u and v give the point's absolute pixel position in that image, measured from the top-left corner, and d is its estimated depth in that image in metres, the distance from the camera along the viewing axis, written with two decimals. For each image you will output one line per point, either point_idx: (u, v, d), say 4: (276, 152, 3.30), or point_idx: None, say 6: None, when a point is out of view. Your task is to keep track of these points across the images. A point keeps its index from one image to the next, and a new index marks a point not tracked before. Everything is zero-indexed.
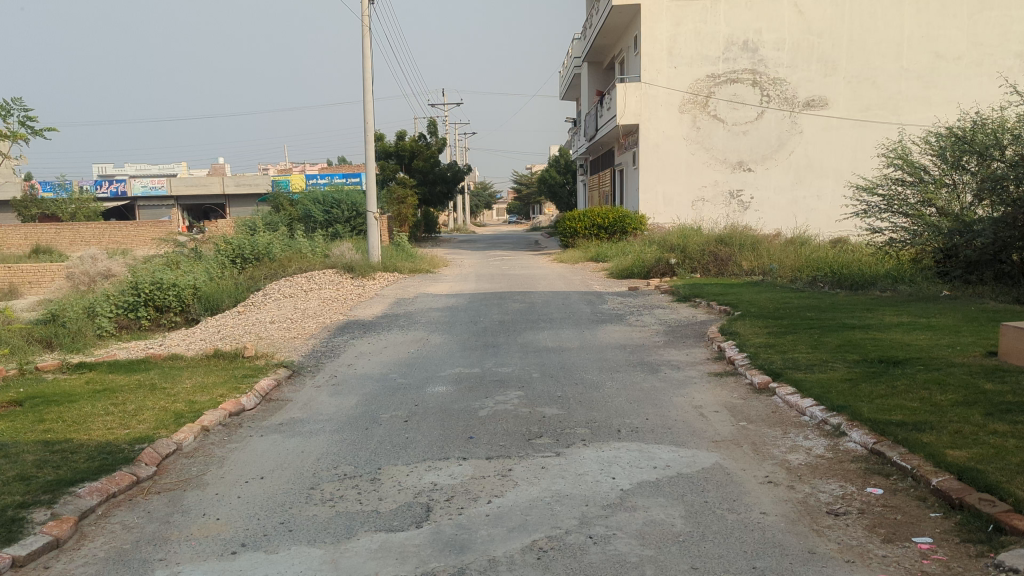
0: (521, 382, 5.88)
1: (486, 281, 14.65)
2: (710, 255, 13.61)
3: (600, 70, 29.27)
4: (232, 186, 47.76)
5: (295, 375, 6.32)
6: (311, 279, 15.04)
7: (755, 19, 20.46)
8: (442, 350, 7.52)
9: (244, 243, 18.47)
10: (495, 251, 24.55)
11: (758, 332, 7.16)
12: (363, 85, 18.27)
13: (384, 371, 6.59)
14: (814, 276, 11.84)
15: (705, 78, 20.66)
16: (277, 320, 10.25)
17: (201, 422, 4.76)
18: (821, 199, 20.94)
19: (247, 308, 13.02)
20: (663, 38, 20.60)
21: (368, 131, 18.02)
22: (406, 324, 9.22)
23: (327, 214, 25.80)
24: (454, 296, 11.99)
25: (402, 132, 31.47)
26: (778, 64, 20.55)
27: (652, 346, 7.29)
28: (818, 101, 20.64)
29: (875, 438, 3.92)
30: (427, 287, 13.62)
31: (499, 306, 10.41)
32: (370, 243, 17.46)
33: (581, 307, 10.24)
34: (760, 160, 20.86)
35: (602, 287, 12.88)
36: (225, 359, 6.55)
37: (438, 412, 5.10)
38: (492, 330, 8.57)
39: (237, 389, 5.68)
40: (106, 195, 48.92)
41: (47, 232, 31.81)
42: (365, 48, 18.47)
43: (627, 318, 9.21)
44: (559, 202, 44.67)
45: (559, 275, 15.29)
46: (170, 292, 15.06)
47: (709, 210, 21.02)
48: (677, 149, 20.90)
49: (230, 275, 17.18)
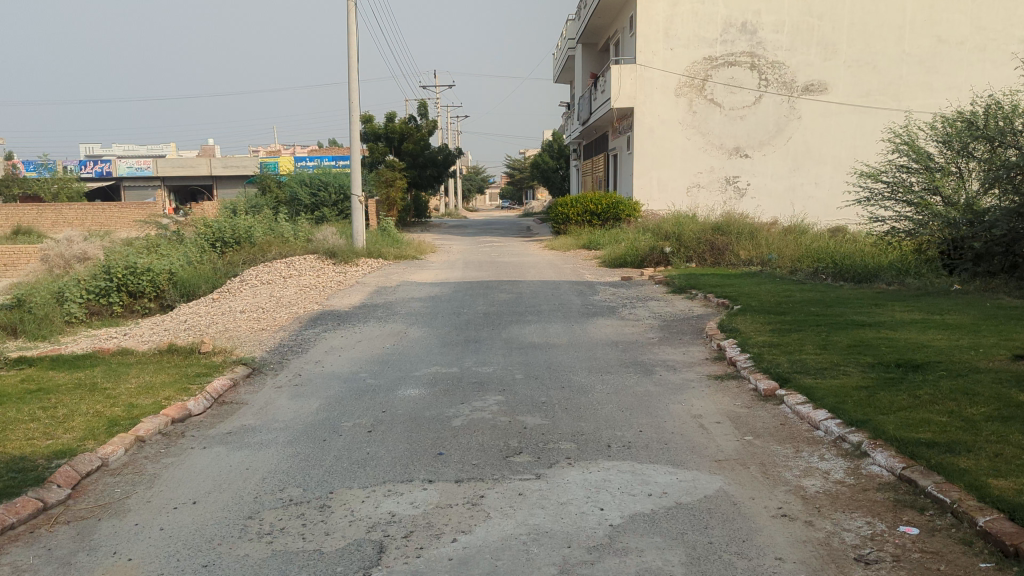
0: (502, 385, 5.34)
1: (474, 268, 14.11)
2: (706, 244, 13.08)
3: (594, 52, 28.61)
4: (221, 168, 47.02)
5: (255, 374, 5.77)
6: (291, 265, 14.47)
7: (754, 0, 19.83)
8: (420, 345, 6.98)
9: (224, 226, 17.84)
10: (485, 237, 23.98)
11: (761, 329, 6.64)
12: (348, 64, 17.62)
13: (353, 370, 6.05)
14: (814, 267, 11.31)
15: (702, 61, 20.06)
16: (249, 310, 9.69)
17: (136, 431, 4.22)
18: (818, 186, 20.42)
19: (222, 295, 12.46)
20: (658, 19, 19.97)
21: (353, 112, 17.40)
22: (384, 315, 8.67)
23: (313, 197, 25.18)
24: (439, 284, 11.46)
25: (391, 114, 30.79)
26: (777, 47, 19.95)
27: (647, 343, 6.75)
28: (817, 85, 20.07)
29: (904, 463, 3.39)
30: (411, 275, 13.08)
31: (484, 297, 9.87)
32: (355, 227, 16.87)
33: (571, 298, 9.70)
34: (757, 146, 20.31)
35: (593, 276, 12.36)
36: (179, 356, 5.99)
37: (406, 421, 4.55)
38: (475, 323, 8.02)
39: (186, 391, 5.13)
40: (92, 175, 48.13)
41: (28, 213, 31.07)
42: (350, 25, 17.81)
43: (619, 311, 8.67)
44: (552, 187, 44.09)
45: (550, 263, 14.75)
46: (145, 277, 14.46)
47: (704, 197, 20.48)
48: (672, 134, 20.32)
49: (209, 259, 16.57)
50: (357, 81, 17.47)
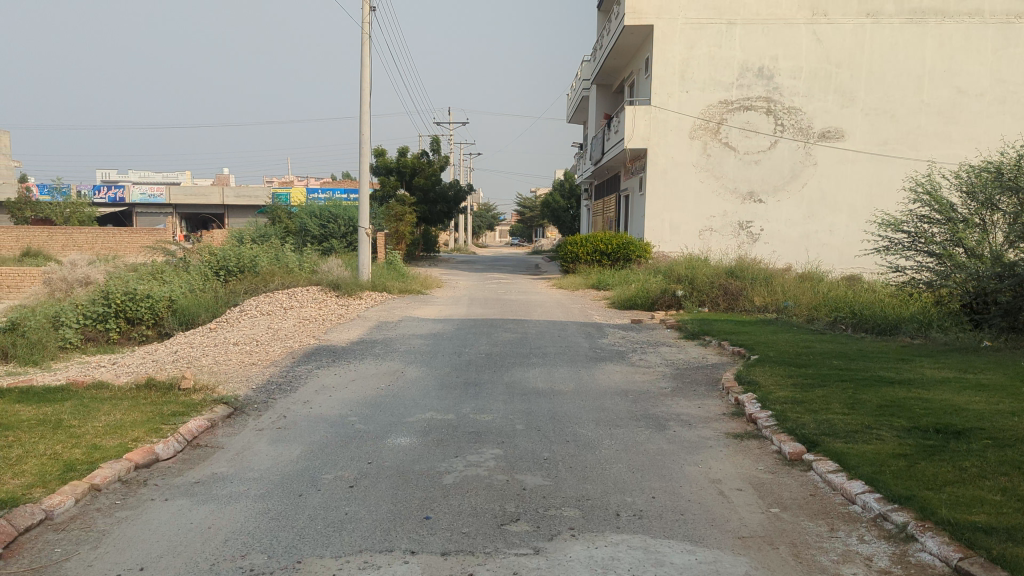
0: (502, 436, 4.90)
1: (479, 306, 13.72)
2: (719, 289, 12.64)
3: (608, 93, 28.48)
4: (233, 197, 47.06)
5: (236, 415, 5.34)
6: (293, 296, 14.11)
7: (772, 45, 19.62)
8: (416, 387, 6.54)
9: (229, 254, 17.52)
10: (493, 274, 23.62)
11: (782, 383, 6.18)
12: (360, 96, 17.43)
13: (342, 413, 5.61)
14: (831, 316, 10.85)
15: (718, 104, 19.82)
16: (243, 342, 9.27)
17: (92, 479, 3.80)
18: (833, 233, 20.00)
19: (219, 325, 12.08)
20: (675, 61, 19.77)
21: (364, 144, 17.17)
22: (382, 352, 8.25)
23: (322, 228, 24.90)
24: (442, 321, 11.06)
25: (404, 148, 30.69)
26: (794, 92, 19.70)
27: (659, 394, 6.29)
28: (834, 132, 19.76)
29: (960, 552, 2.94)
30: (414, 310, 12.70)
31: (488, 336, 9.44)
32: (361, 260, 16.52)
33: (578, 341, 9.25)
34: (771, 192, 19.96)
35: (602, 317, 11.94)
36: (157, 393, 5.56)
37: (393, 476, 4.11)
38: (476, 365, 7.59)
39: (157, 432, 4.71)
40: (104, 200, 48.19)
41: (37, 236, 30.91)
42: (364, 57, 17.64)
43: (629, 357, 8.21)
44: (562, 226, 43.82)
45: (558, 303, 14.33)
46: (144, 304, 14.04)
47: (717, 241, 20.12)
48: (686, 176, 20.02)
49: (211, 287, 16.22)
50: (369, 113, 17.26)
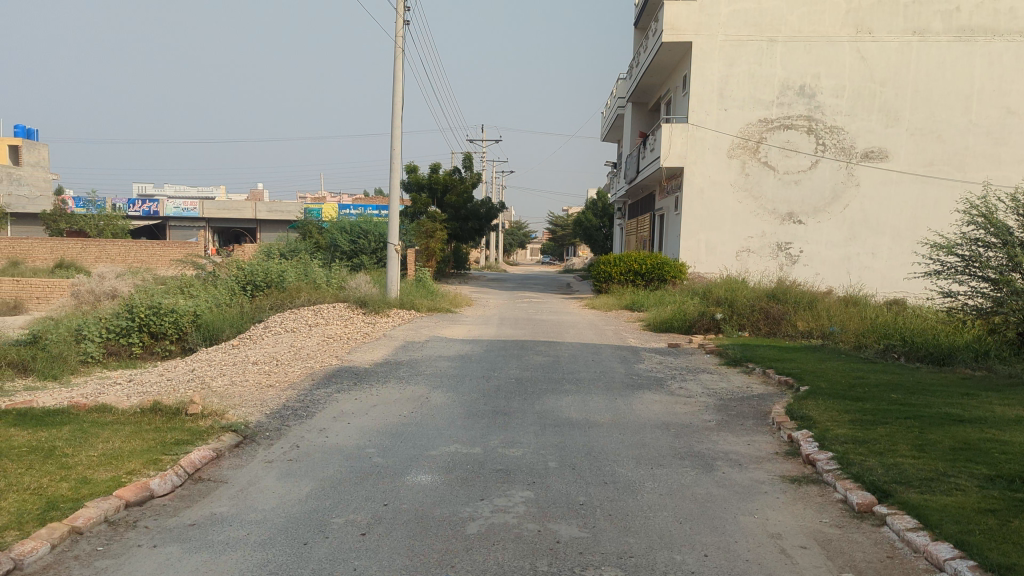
0: (534, 476, 4.44)
1: (509, 326, 13.29)
2: (761, 313, 12.06)
3: (644, 111, 28.05)
4: (265, 212, 47.31)
5: (245, 444, 4.94)
6: (319, 313, 13.79)
7: (814, 63, 19.08)
8: (441, 415, 6.10)
9: (257, 269, 17.23)
10: (524, 293, 23.21)
11: (838, 419, 5.64)
12: (392, 110, 17.17)
13: (359, 444, 5.18)
14: (879, 344, 10.24)
15: (757, 123, 19.30)
16: (264, 361, 8.91)
17: (73, 521, 3.42)
18: (876, 257, 19.29)
19: (241, 342, 11.78)
20: (713, 79, 19.30)
21: (395, 159, 16.88)
22: (407, 375, 7.83)
23: (353, 244, 24.64)
24: (470, 342, 10.64)
25: (436, 164, 30.48)
26: (836, 111, 19.12)
27: (703, 428, 5.78)
28: (877, 152, 19.11)
29: None
30: (442, 329, 12.30)
31: (519, 359, 8.98)
32: (389, 276, 16.18)
33: (614, 366, 8.76)
34: (812, 213, 19.33)
35: (637, 341, 11.44)
36: (162, 418, 5.19)
37: (410, 522, 3.67)
38: (505, 390, 7.14)
39: (157, 463, 4.33)
40: (139, 213, 48.51)
41: (71, 248, 30.97)
42: (397, 72, 17.39)
43: (669, 385, 7.70)
44: (594, 245, 43.29)
45: (591, 324, 13.84)
46: (168, 318, 13.86)
47: (754, 262, 19.53)
48: (723, 196, 19.48)
49: (237, 303, 15.98)
50: (401, 129, 16.98)
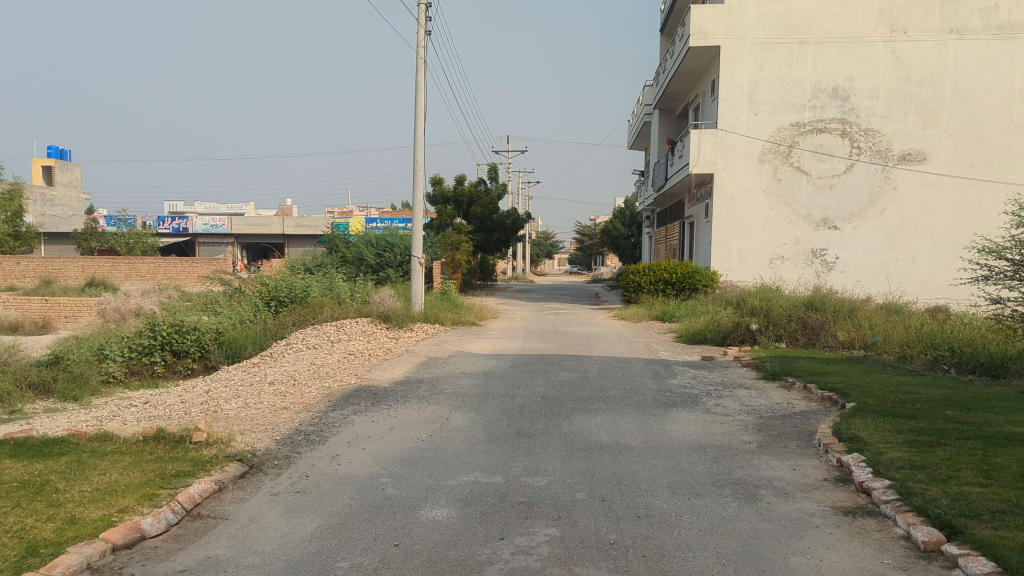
0: (559, 509, 4.06)
1: (536, 339, 12.93)
2: (798, 322, 11.57)
3: (672, 118, 27.62)
4: (292, 226, 47.47)
5: (250, 475, 4.61)
6: (342, 328, 13.53)
7: (847, 65, 18.55)
8: (461, 439, 5.75)
9: (280, 285, 17.03)
10: (551, 304, 22.83)
11: (892, 441, 5.20)
12: (415, 122, 16.92)
13: (373, 472, 4.83)
14: (926, 355, 9.73)
15: (789, 127, 18.81)
16: (282, 380, 8.62)
17: (49, 570, 3.10)
18: (915, 262, 18.67)
19: (263, 359, 11.54)
20: (743, 83, 18.86)
21: (418, 171, 16.63)
22: (428, 394, 7.50)
23: (378, 257, 24.45)
24: (496, 357, 10.29)
25: (461, 176, 30.26)
26: (871, 114, 18.56)
27: (743, 451, 5.36)
28: (915, 154, 18.50)
29: None
30: (467, 344, 11.98)
31: (545, 375, 8.62)
32: (414, 290, 15.90)
33: (645, 382, 8.35)
34: (847, 218, 18.77)
35: (669, 353, 11.03)
36: (163, 447, 4.87)
37: (421, 567, 3.30)
38: (531, 409, 6.77)
39: (152, 499, 4.01)
40: (168, 230, 48.90)
41: (101, 266, 31.12)
42: (419, 83, 17.15)
43: (704, 402, 7.28)
44: (623, 254, 42.81)
45: (621, 336, 13.43)
46: (190, 336, 13.68)
47: (788, 270, 19.01)
48: (755, 203, 19.00)
49: (261, 319, 15.78)
50: (423, 140, 16.73)
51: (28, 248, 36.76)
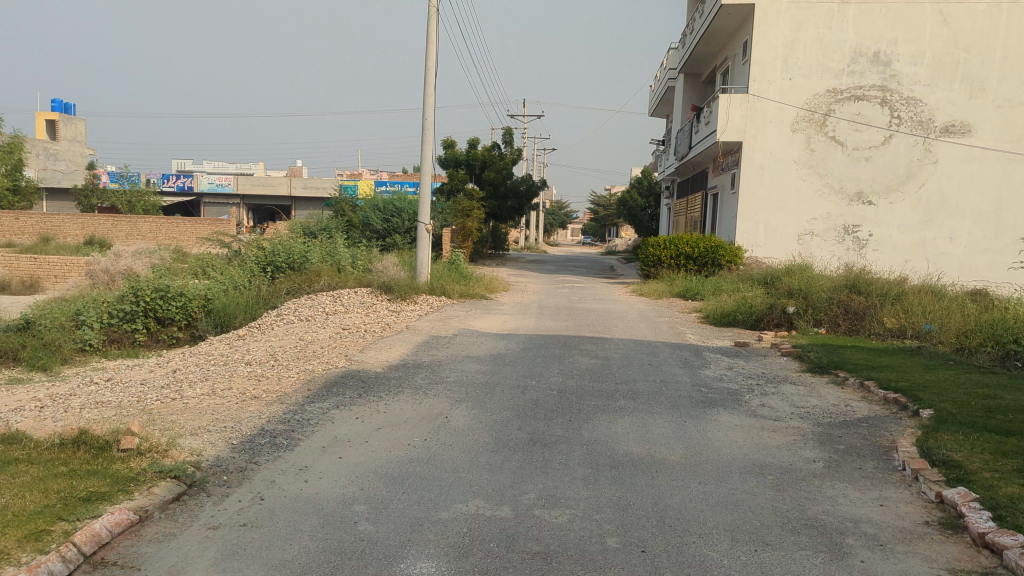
0: (587, 570, 3.00)
1: (551, 316, 11.89)
2: (840, 307, 10.47)
3: (697, 83, 26.29)
4: (300, 189, 46.79)
5: (187, 501, 3.55)
6: (339, 299, 12.52)
7: (891, 27, 17.21)
8: (459, 447, 4.68)
9: (278, 250, 15.99)
10: (565, 277, 21.75)
11: (1003, 468, 4.09)
12: (424, 77, 15.77)
13: (345, 496, 3.76)
14: (988, 347, 8.62)
15: (825, 93, 17.54)
16: (263, 359, 7.59)
17: None
18: (954, 242, 17.49)
19: (250, 334, 10.54)
20: (778, 45, 17.57)
21: (427, 131, 15.48)
22: (425, 382, 6.46)
23: (386, 223, 23.40)
24: (506, 337, 9.25)
25: (474, 140, 29.03)
26: (914, 81, 17.25)
27: (810, 475, 4.27)
28: (959, 126, 17.22)
29: None
30: (474, 321, 10.96)
31: (561, 361, 7.57)
32: (420, 258, 14.83)
33: (676, 372, 7.27)
34: (883, 192, 17.53)
35: (698, 338, 9.98)
36: (80, 457, 3.82)
37: None
38: (546, 407, 5.74)
39: (39, 539, 2.97)
40: (173, 189, 47.94)
41: (101, 224, 30.21)
42: (430, 36, 15.92)
43: (746, 401, 6.20)
44: (638, 226, 41.62)
45: (641, 315, 12.38)
46: (176, 303, 12.72)
47: (818, 246, 17.87)
48: (785, 174, 17.79)
49: (255, 285, 14.78)
50: (433, 98, 15.58)
51: (28, 203, 35.89)
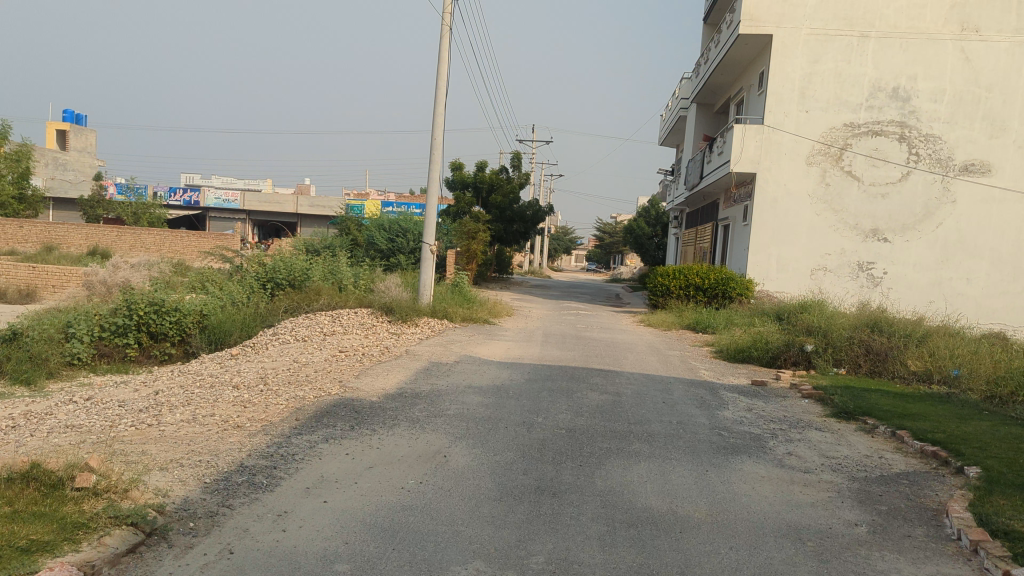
0: None
1: (557, 345, 11.42)
2: (861, 347, 9.97)
3: (710, 113, 25.99)
4: (307, 207, 46.89)
5: (142, 553, 3.07)
6: (338, 320, 12.06)
7: (911, 63, 16.87)
8: (458, 494, 4.19)
9: (279, 266, 15.56)
10: (570, 304, 21.30)
11: None
12: (435, 96, 15.44)
13: (327, 551, 3.27)
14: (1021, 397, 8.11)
15: (842, 127, 17.16)
16: (252, 382, 7.11)
17: None
18: (971, 283, 17.01)
19: (243, 354, 10.07)
20: (795, 77, 17.23)
21: (435, 151, 15.10)
22: (423, 415, 5.98)
23: (390, 243, 23.00)
24: (510, 367, 8.77)
25: (483, 162, 28.70)
26: (934, 118, 16.87)
27: (855, 544, 3.77)
28: (978, 165, 16.80)
29: None
30: (477, 347, 10.49)
31: (568, 396, 7.07)
32: (423, 280, 14.39)
33: (692, 413, 6.78)
34: (900, 229, 17.08)
35: (711, 374, 9.49)
36: (26, 496, 3.34)
37: None
38: (554, 449, 5.25)
39: None
40: (179, 202, 47.68)
41: (105, 234, 29.84)
42: (442, 54, 15.59)
43: (771, 449, 5.70)
44: (645, 255, 41.19)
45: (651, 348, 11.91)
46: (170, 317, 12.28)
47: (831, 282, 17.40)
48: (799, 207, 17.37)
49: (253, 302, 14.34)
50: (443, 118, 15.23)
51: (33, 211, 35.61)
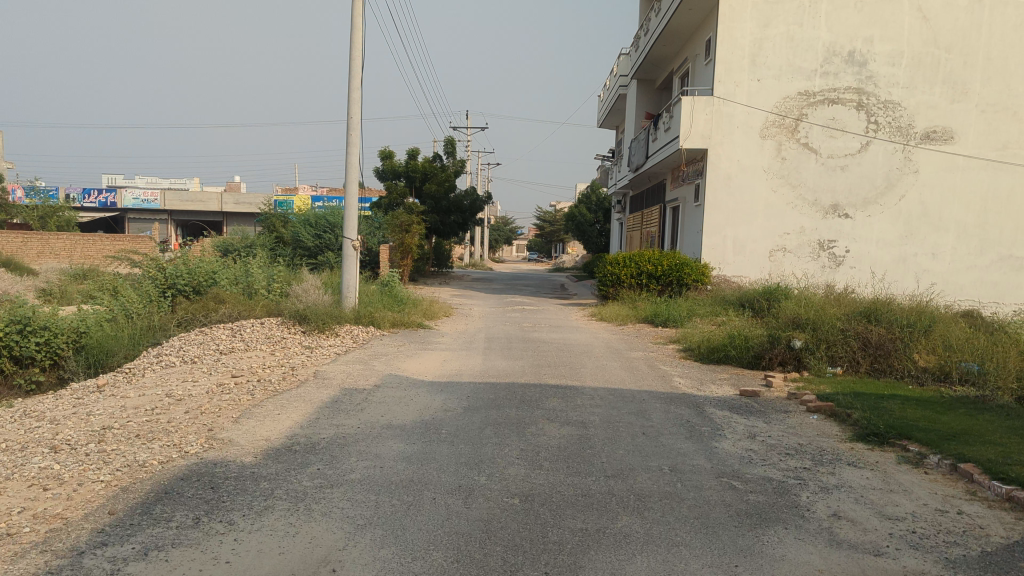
0: None
1: (501, 352, 9.64)
2: (857, 341, 8.42)
3: (651, 90, 24.50)
4: (233, 204, 44.31)
5: None
6: (238, 334, 10.09)
7: (867, 24, 15.48)
8: None
9: (182, 270, 13.41)
10: (513, 298, 19.52)
11: None
12: (350, 71, 13.45)
13: None
14: None
15: (796, 96, 15.67)
16: (82, 439, 5.12)
17: None
18: (936, 258, 15.80)
19: (113, 386, 8.03)
20: (744, 42, 15.60)
21: (352, 133, 13.17)
22: (313, 486, 4.14)
23: (317, 239, 20.92)
24: (443, 390, 6.92)
25: (414, 149, 26.69)
26: (892, 83, 15.54)
27: None
28: (940, 132, 15.58)
29: None
30: (401, 362, 8.64)
31: (517, 437, 5.28)
32: (346, 280, 12.46)
33: (683, 452, 5.06)
34: (861, 204, 15.75)
35: (684, 383, 7.83)
36: None
37: None
38: (505, 541, 3.46)
39: None
40: (93, 205, 44.46)
41: (7, 241, 26.69)
42: (356, 21, 13.53)
43: (811, 509, 4.03)
44: (587, 242, 39.77)
45: (609, 349, 10.25)
46: (36, 339, 10.01)
47: (791, 263, 15.95)
48: (755, 184, 15.83)
49: (147, 314, 12.18)
50: (359, 96, 13.32)
51: None
